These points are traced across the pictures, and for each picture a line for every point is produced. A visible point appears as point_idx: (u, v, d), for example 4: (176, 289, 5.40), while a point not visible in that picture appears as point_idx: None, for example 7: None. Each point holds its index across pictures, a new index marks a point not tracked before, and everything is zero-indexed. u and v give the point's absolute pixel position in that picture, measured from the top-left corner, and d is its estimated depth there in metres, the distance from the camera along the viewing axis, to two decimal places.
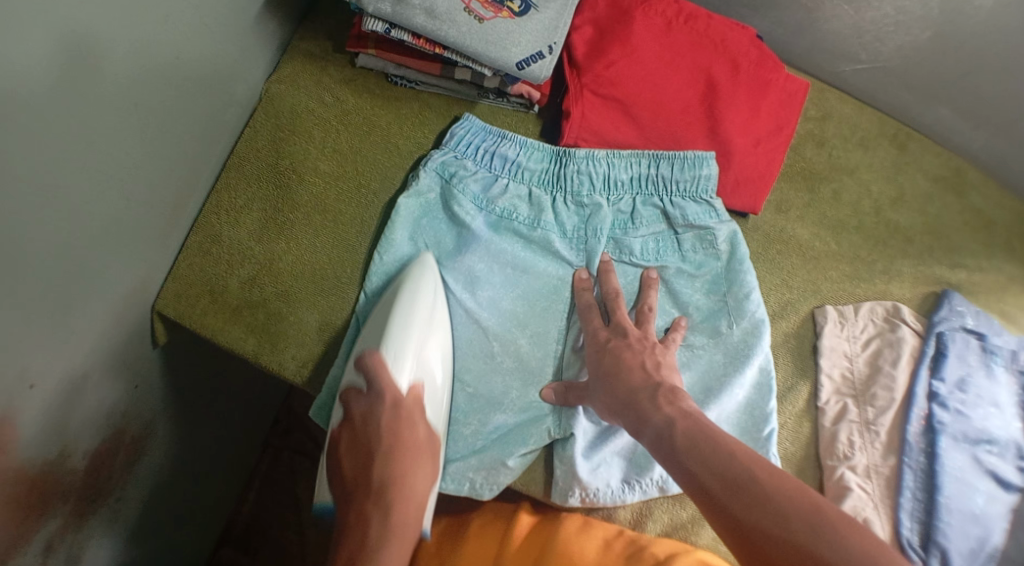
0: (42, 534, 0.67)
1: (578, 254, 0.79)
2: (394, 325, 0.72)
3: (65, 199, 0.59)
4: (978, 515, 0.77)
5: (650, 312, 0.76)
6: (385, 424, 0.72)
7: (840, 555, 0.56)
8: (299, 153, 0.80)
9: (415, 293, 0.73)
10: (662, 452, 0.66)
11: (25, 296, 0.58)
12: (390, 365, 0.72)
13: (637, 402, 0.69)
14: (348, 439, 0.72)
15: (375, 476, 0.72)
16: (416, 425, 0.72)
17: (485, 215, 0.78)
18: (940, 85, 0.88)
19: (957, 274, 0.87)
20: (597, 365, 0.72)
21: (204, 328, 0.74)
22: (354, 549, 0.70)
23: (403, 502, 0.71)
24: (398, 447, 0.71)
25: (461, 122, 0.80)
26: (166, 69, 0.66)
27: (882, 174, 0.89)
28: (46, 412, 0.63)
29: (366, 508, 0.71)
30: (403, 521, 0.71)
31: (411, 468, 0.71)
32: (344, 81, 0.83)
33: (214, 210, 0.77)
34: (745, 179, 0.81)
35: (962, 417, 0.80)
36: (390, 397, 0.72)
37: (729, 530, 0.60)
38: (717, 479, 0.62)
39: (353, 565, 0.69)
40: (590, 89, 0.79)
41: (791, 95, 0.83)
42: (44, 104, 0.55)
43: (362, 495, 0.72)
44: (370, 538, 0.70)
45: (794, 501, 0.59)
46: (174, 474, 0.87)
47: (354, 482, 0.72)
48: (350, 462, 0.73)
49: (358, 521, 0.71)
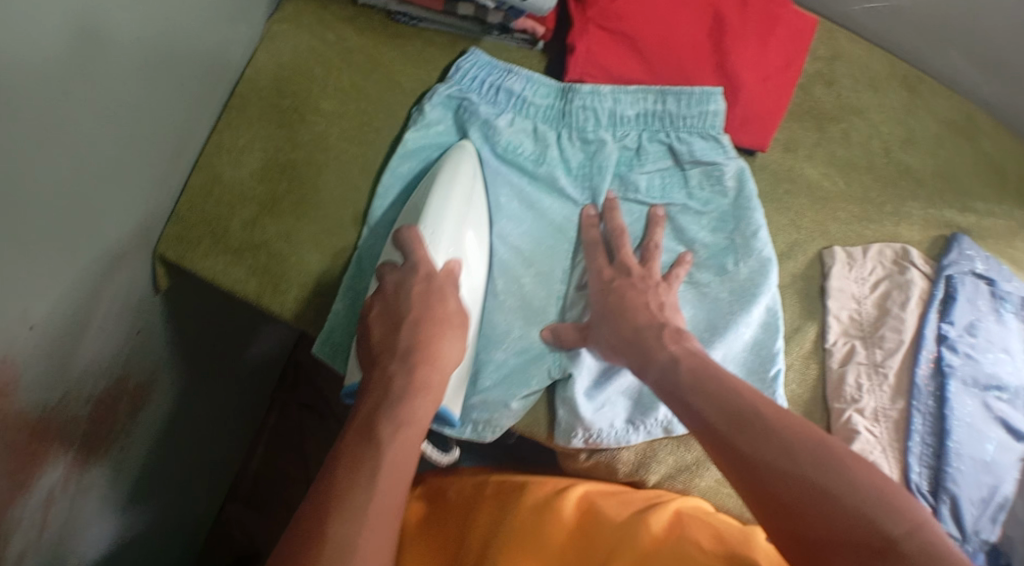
0: (48, 478, 0.66)
1: (583, 192, 0.78)
2: (433, 199, 0.71)
3: (66, 135, 0.58)
4: (989, 463, 0.77)
5: (655, 250, 0.75)
6: (417, 293, 0.65)
7: (849, 490, 0.55)
8: (301, 91, 0.79)
9: (454, 178, 0.73)
10: (666, 391, 0.65)
11: (36, 229, 0.58)
12: (426, 242, 0.69)
13: (644, 342, 0.68)
14: (380, 309, 0.65)
15: (402, 339, 0.63)
16: (447, 300, 0.66)
17: (490, 149, 0.77)
18: (951, 26, 0.87)
19: (966, 218, 0.86)
20: (602, 303, 0.72)
21: (204, 268, 0.74)
22: (381, 393, 0.60)
23: (432, 370, 0.62)
24: (426, 316, 0.64)
25: (466, 57, 0.79)
26: (165, 5, 0.65)
27: (893, 115, 0.87)
28: (53, 352, 0.62)
29: (378, 406, 0.60)
30: (424, 409, 0.60)
31: (438, 336, 0.64)
32: (346, 20, 0.82)
33: (214, 149, 0.76)
34: (753, 116, 0.80)
35: (972, 361, 0.79)
36: (424, 270, 0.67)
37: (736, 467, 0.59)
38: (722, 416, 0.61)
39: (373, 423, 0.59)
40: (596, 23, 0.78)
41: (800, 31, 0.82)
42: (56, 36, 0.54)
43: (385, 354, 0.63)
44: (390, 395, 0.60)
45: (800, 436, 0.58)
46: (179, 427, 0.87)
47: (382, 345, 0.63)
48: (379, 330, 0.64)
49: (382, 378, 0.61)
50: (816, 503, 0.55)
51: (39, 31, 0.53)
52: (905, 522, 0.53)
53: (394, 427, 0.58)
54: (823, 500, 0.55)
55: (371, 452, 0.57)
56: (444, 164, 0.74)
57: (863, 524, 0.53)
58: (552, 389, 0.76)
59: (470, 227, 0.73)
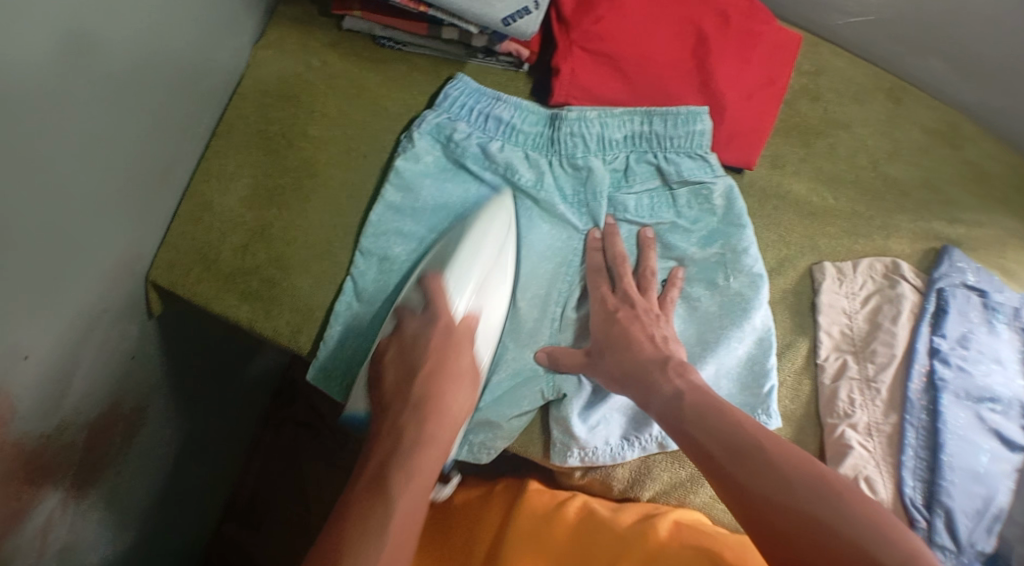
0: (43, 508, 0.66)
1: (583, 218, 0.78)
2: (467, 244, 0.72)
3: (56, 169, 0.59)
4: (982, 474, 0.76)
5: (652, 275, 0.76)
6: (433, 346, 0.70)
7: (844, 520, 0.55)
8: (288, 119, 0.79)
9: (483, 238, 0.72)
10: (670, 423, 0.65)
11: (27, 261, 0.58)
12: (450, 288, 0.71)
13: (648, 374, 0.69)
14: (395, 352, 0.70)
15: (416, 391, 0.69)
16: (461, 355, 0.71)
17: (490, 172, 0.78)
18: (935, 38, 0.87)
19: (956, 229, 0.86)
20: (605, 332, 0.72)
21: (197, 297, 0.73)
22: (392, 445, 0.67)
23: (438, 429, 0.68)
24: (439, 370, 0.70)
25: (453, 84, 0.79)
26: (154, 39, 0.65)
27: (879, 128, 0.88)
28: (44, 382, 0.63)
29: (401, 419, 0.68)
30: (428, 465, 0.66)
31: (449, 389, 0.69)
32: (330, 46, 0.82)
33: (204, 178, 0.77)
34: (739, 132, 0.80)
35: (964, 374, 0.78)
36: (443, 323, 0.71)
37: (735, 498, 0.59)
38: (722, 447, 0.61)
39: (382, 473, 0.65)
40: (580, 45, 0.78)
41: (781, 47, 0.83)
42: (45, 72, 0.55)
43: (397, 404, 0.69)
44: (403, 445, 0.67)
45: (798, 468, 0.58)
46: (175, 451, 0.87)
47: (394, 394, 0.69)
48: (392, 376, 0.70)
49: (392, 429, 0.68)
50: (811, 534, 0.55)
51: (31, 70, 0.54)
52: (899, 552, 0.52)
53: (405, 478, 0.65)
54: (818, 530, 0.55)
55: (381, 506, 0.63)
56: (486, 208, 0.74)
57: (859, 556, 0.53)
58: (547, 408, 0.75)
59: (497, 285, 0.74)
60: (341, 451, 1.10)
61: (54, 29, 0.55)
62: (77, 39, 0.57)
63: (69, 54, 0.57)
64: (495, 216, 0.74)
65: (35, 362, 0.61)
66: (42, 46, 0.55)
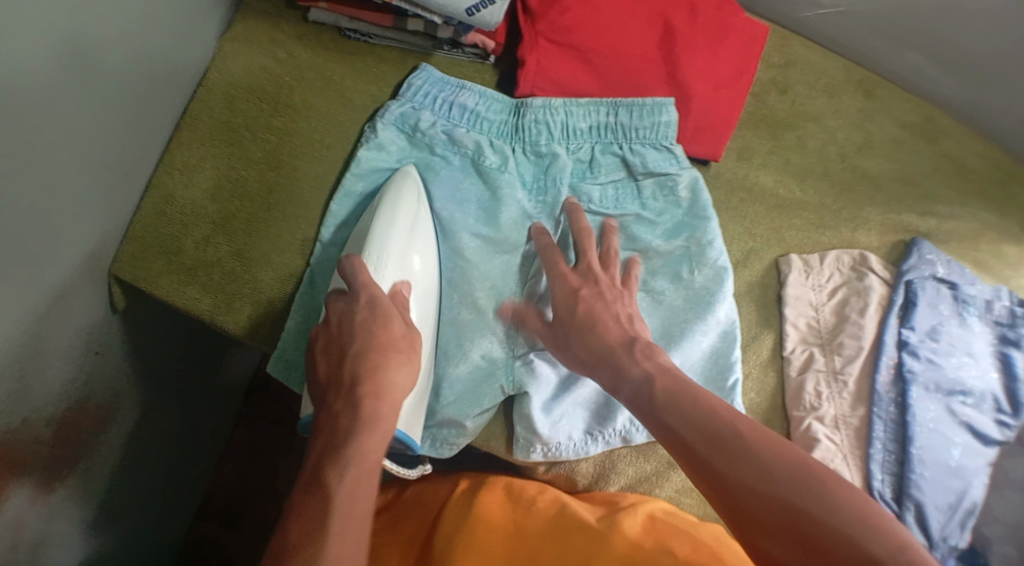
0: (12, 504, 0.66)
1: (538, 205, 0.78)
2: (381, 224, 0.69)
3: (18, 160, 0.58)
4: (955, 468, 0.76)
5: (613, 256, 0.74)
6: (360, 324, 0.63)
7: (828, 509, 0.52)
8: (252, 109, 0.79)
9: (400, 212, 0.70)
10: (642, 407, 0.63)
11: None
12: (371, 267, 0.67)
13: (616, 357, 0.66)
14: (324, 340, 0.64)
15: (348, 373, 0.61)
16: (392, 323, 0.64)
17: (458, 157, 0.78)
18: (904, 28, 0.87)
19: (926, 222, 0.86)
20: (567, 311, 0.70)
21: (159, 288, 0.73)
22: (324, 444, 0.59)
23: (380, 404, 0.61)
24: (373, 347, 0.62)
25: (417, 74, 0.79)
26: (114, 28, 0.65)
27: (848, 120, 0.87)
28: (10, 378, 0.62)
29: (337, 406, 0.61)
30: (377, 443, 0.59)
31: (389, 365, 0.62)
32: (297, 36, 0.82)
33: (166, 169, 0.76)
34: (704, 126, 0.80)
35: (935, 367, 0.78)
36: (365, 296, 0.64)
37: (712, 486, 0.56)
38: (697, 433, 0.58)
39: (321, 472, 0.58)
40: (545, 36, 0.78)
41: (752, 39, 0.83)
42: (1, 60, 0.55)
43: (334, 388, 0.62)
44: (344, 430, 0.59)
45: (779, 455, 0.55)
46: (145, 446, 0.87)
47: (330, 379, 0.62)
48: (324, 364, 0.63)
49: (329, 418, 0.60)
50: (796, 523, 0.53)
51: None
52: (889, 543, 0.50)
53: (345, 470, 0.58)
54: (803, 520, 0.52)
55: (319, 495, 0.57)
56: (387, 190, 0.72)
57: (846, 546, 0.51)
58: (511, 403, 0.75)
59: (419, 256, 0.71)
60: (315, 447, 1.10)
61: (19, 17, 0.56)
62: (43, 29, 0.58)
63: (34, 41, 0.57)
64: (410, 197, 0.72)
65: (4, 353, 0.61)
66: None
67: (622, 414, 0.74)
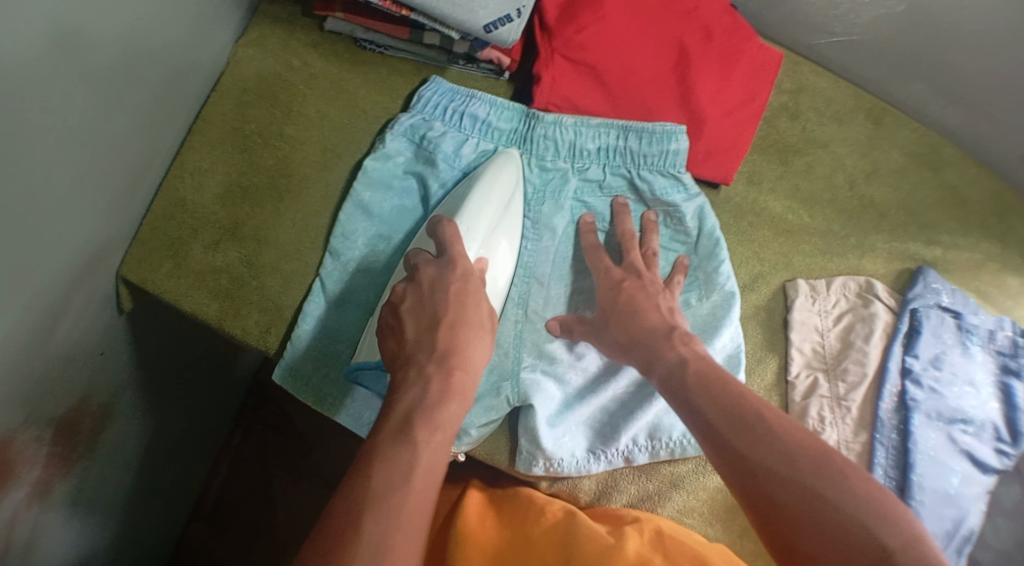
0: (9, 499, 0.65)
1: (534, 216, 0.78)
2: (474, 194, 0.72)
3: (32, 159, 0.58)
4: (952, 495, 0.76)
5: (653, 256, 0.77)
6: (454, 293, 0.64)
7: (846, 498, 0.53)
8: (264, 117, 0.79)
9: (488, 189, 0.73)
10: (672, 389, 0.64)
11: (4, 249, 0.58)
12: (462, 233, 0.69)
13: (655, 341, 0.68)
14: (413, 300, 0.63)
15: (440, 339, 0.61)
16: (480, 306, 0.64)
17: (456, 172, 0.78)
18: (914, 60, 0.87)
19: (932, 251, 0.87)
20: (611, 301, 0.72)
21: (165, 291, 0.73)
22: (417, 396, 0.58)
23: (465, 378, 0.60)
24: (462, 321, 0.62)
25: (428, 84, 0.79)
26: (131, 30, 0.65)
27: (857, 149, 0.88)
28: (13, 374, 0.62)
29: (426, 366, 0.59)
30: (455, 415, 0.58)
31: (471, 342, 0.62)
32: (312, 45, 0.82)
33: (178, 174, 0.76)
34: (715, 149, 0.81)
35: (936, 395, 0.78)
36: (460, 267, 0.65)
37: (734, 468, 0.57)
38: (725, 418, 0.60)
39: (407, 424, 0.56)
40: (561, 54, 0.79)
41: (764, 65, 0.84)
42: (19, 63, 0.55)
43: (422, 352, 0.60)
44: (428, 397, 0.58)
45: (802, 444, 0.56)
46: (142, 445, 0.86)
47: (416, 346, 0.61)
48: (414, 326, 0.62)
49: (418, 378, 0.59)
50: (811, 510, 0.53)
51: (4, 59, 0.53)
52: (903, 538, 0.51)
53: (431, 430, 0.56)
54: (819, 507, 0.53)
55: (407, 450, 0.54)
56: (488, 166, 0.75)
57: (861, 537, 0.51)
58: (516, 418, 0.75)
59: (504, 237, 0.74)
60: (308, 451, 1.10)
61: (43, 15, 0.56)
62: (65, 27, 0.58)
63: (56, 40, 0.57)
64: (503, 171, 0.75)
65: (6, 349, 0.60)
66: (19, 35, 0.54)
67: (625, 434, 0.74)
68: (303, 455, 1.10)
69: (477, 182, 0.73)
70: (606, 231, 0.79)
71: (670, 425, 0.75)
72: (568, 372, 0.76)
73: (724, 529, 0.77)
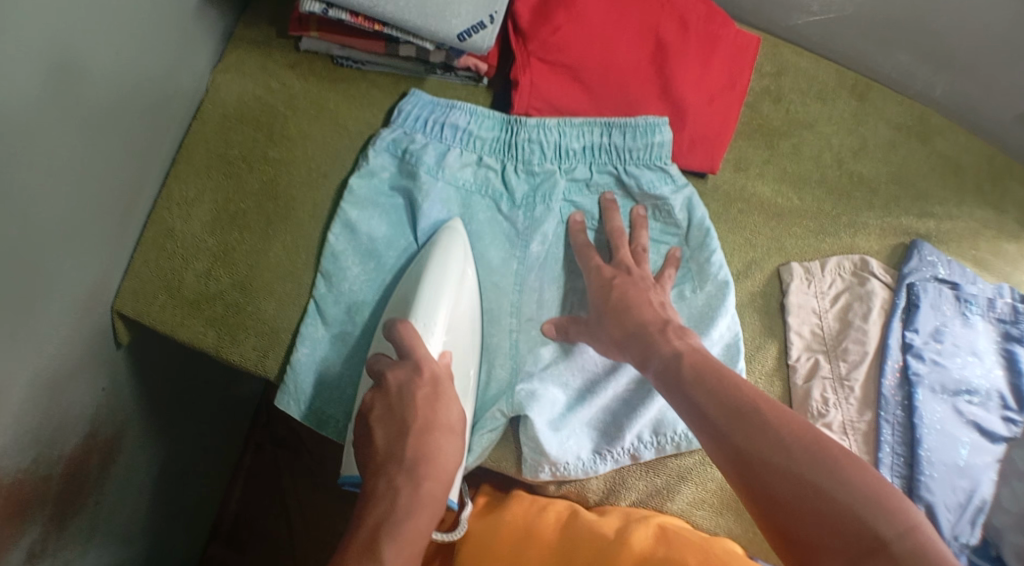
0: (25, 542, 0.66)
1: (524, 219, 0.78)
2: (427, 291, 0.70)
3: (21, 204, 0.59)
4: (963, 467, 0.76)
5: (643, 252, 0.76)
6: (421, 398, 0.62)
7: (842, 487, 0.53)
8: (247, 142, 0.79)
9: (443, 275, 0.71)
10: (668, 383, 0.64)
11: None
12: (421, 336, 0.68)
13: (647, 338, 0.68)
14: (381, 408, 0.63)
15: (409, 448, 0.60)
16: (450, 407, 0.63)
17: (439, 182, 0.78)
18: (895, 32, 0.87)
19: (925, 223, 0.86)
20: (604, 299, 0.72)
21: (162, 324, 0.73)
22: (384, 511, 0.58)
23: (436, 487, 0.60)
24: (430, 426, 0.61)
25: (407, 98, 0.79)
26: (109, 68, 0.65)
27: (843, 126, 0.88)
28: (18, 418, 0.62)
29: (397, 478, 0.59)
30: (425, 524, 0.58)
31: (440, 447, 0.61)
32: (289, 66, 0.82)
33: (166, 206, 0.76)
34: (700, 138, 0.81)
35: (939, 368, 0.78)
36: (429, 372, 0.64)
37: (731, 460, 0.58)
38: (721, 409, 0.60)
39: (373, 543, 0.56)
40: (537, 56, 0.79)
41: (743, 49, 0.83)
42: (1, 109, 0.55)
43: (393, 464, 0.60)
44: (395, 511, 0.58)
45: (798, 434, 0.56)
46: (155, 476, 0.86)
47: (385, 454, 0.61)
48: (383, 434, 0.62)
49: (386, 490, 0.59)
50: (809, 501, 0.54)
51: None
52: (898, 524, 0.51)
53: (397, 545, 0.56)
54: (816, 498, 0.54)
55: None
56: (435, 249, 0.72)
57: (856, 526, 0.52)
58: (518, 424, 0.75)
59: (466, 307, 0.72)
60: (321, 469, 1.10)
61: (18, 58, 0.56)
62: (42, 70, 0.58)
63: (33, 83, 0.57)
64: (454, 247, 0.73)
65: (9, 392, 0.61)
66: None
67: (630, 432, 0.74)
68: (315, 472, 1.10)
69: (428, 267, 0.71)
70: (596, 229, 0.79)
71: (674, 419, 0.75)
72: (567, 373, 0.76)
73: (737, 519, 0.78)
